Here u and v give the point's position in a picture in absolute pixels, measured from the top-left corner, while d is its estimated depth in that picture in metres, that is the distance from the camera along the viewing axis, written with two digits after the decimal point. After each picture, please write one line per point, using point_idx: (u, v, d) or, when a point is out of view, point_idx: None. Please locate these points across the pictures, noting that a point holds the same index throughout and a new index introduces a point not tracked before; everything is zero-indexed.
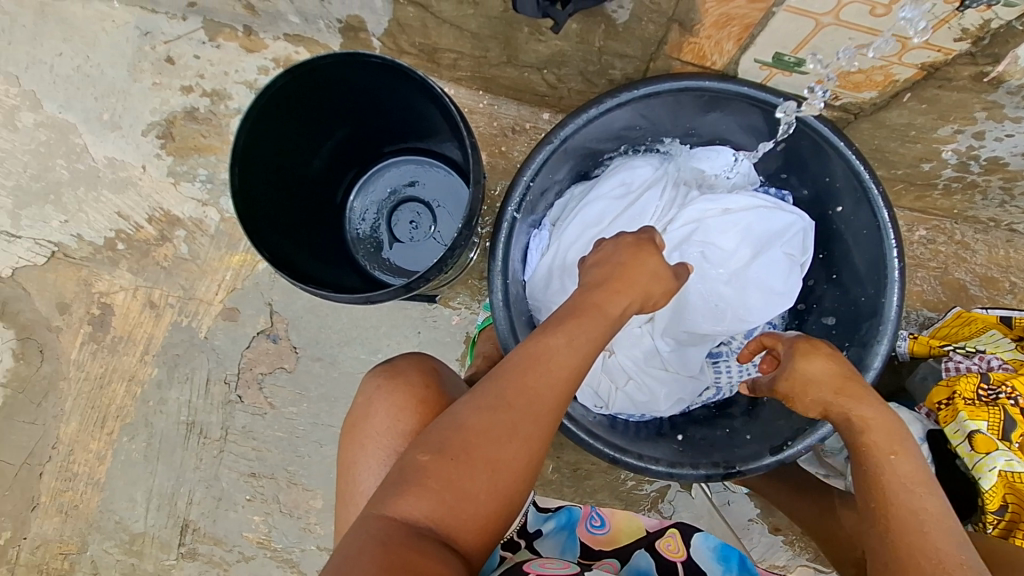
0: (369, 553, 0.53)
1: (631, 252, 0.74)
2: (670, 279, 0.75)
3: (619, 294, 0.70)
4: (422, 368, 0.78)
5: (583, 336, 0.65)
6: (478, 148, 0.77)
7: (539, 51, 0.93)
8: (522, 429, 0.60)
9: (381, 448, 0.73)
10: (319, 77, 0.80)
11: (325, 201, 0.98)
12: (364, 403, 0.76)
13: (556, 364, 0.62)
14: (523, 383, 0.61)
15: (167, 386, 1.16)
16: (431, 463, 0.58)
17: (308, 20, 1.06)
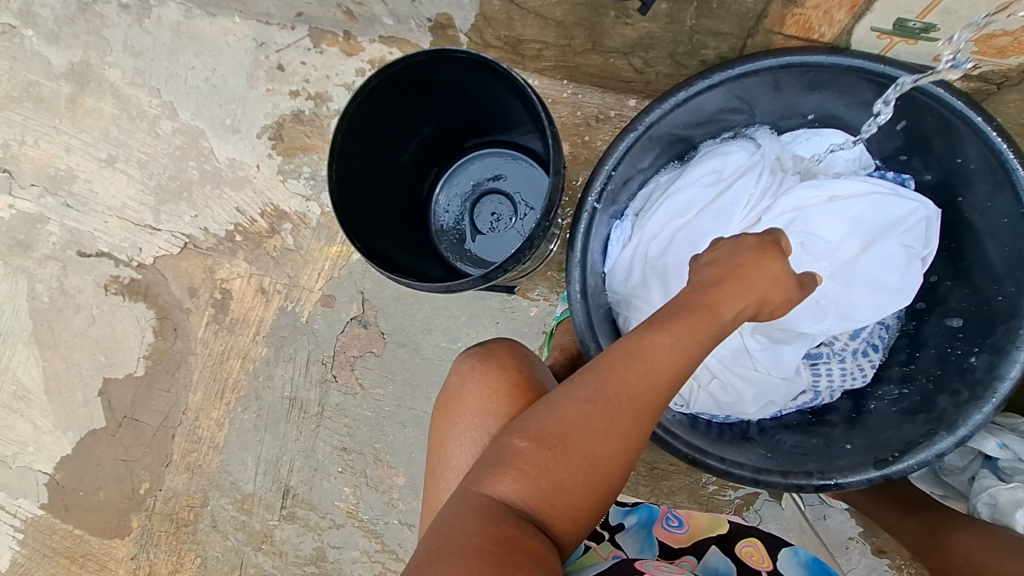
0: (472, 527, 0.56)
1: (753, 255, 0.69)
2: (793, 288, 0.69)
3: (737, 295, 0.65)
4: (516, 353, 0.78)
5: (691, 337, 0.61)
6: (558, 138, 0.77)
7: (626, 35, 0.90)
8: (621, 425, 0.59)
9: (472, 427, 0.73)
10: (409, 74, 0.83)
11: (414, 194, 1.02)
12: (458, 383, 0.77)
13: (658, 363, 0.60)
14: (624, 380, 0.60)
15: (273, 363, 1.28)
16: (530, 450, 0.59)
17: (401, 21, 1.12)
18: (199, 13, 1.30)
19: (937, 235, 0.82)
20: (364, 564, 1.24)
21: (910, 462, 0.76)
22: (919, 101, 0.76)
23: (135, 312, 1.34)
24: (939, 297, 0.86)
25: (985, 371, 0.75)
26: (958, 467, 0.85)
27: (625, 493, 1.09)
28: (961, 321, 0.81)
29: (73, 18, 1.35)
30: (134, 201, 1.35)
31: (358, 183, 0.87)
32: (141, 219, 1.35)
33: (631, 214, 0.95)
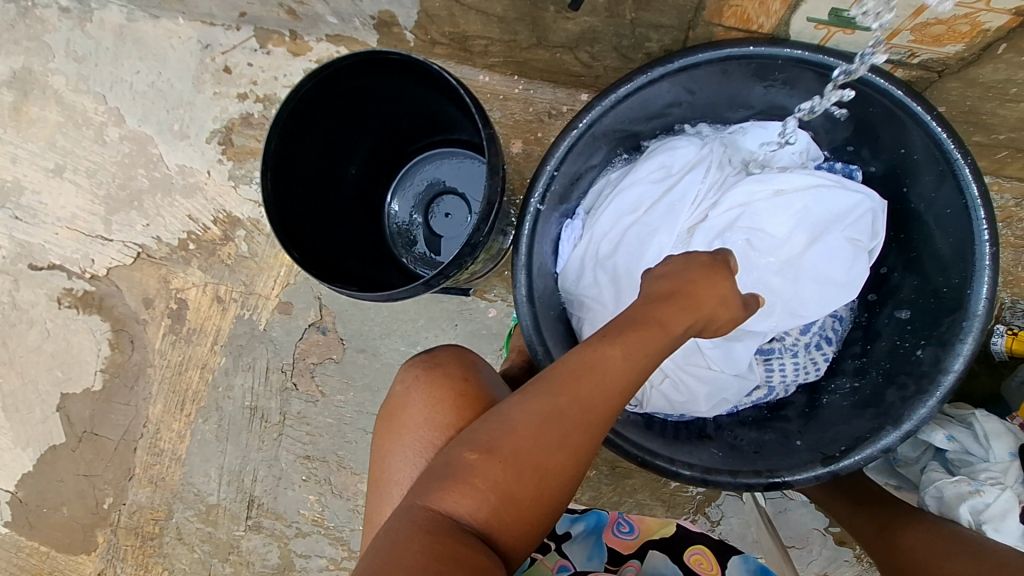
0: (415, 544, 0.52)
1: (703, 273, 0.66)
2: (737, 308, 0.67)
3: (686, 311, 0.62)
4: (462, 361, 0.75)
5: (645, 347, 0.59)
6: (494, 140, 0.74)
7: (568, 30, 0.88)
8: (572, 438, 0.56)
9: (417, 439, 0.70)
10: (343, 76, 0.79)
11: (364, 200, 0.99)
12: (403, 392, 0.74)
13: (613, 374, 0.58)
14: (578, 390, 0.57)
15: (232, 373, 1.26)
16: (478, 463, 0.55)
17: (344, 19, 1.08)
18: (141, 15, 1.26)
19: (884, 227, 0.82)
20: (332, 571, 1.24)
21: (856, 458, 0.75)
22: (862, 91, 0.74)
23: (89, 324, 1.31)
24: (891, 288, 0.84)
25: (931, 366, 0.75)
26: (910, 459, 0.84)
27: (588, 492, 1.09)
28: (910, 312, 0.80)
29: (12, 24, 1.30)
30: (84, 211, 1.31)
31: (296, 191, 0.84)
32: (92, 229, 1.31)
33: (582, 213, 0.92)
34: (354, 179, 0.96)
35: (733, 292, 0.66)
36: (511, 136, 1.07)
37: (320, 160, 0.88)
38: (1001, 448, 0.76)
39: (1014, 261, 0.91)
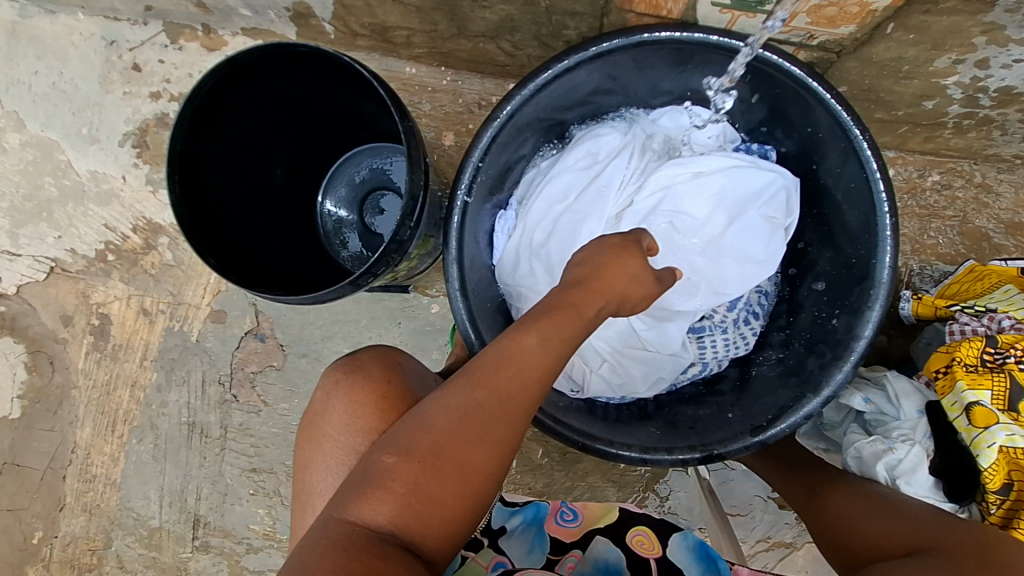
0: (331, 558, 0.51)
1: (614, 253, 0.66)
2: (651, 282, 0.68)
3: (597, 294, 0.63)
4: (383, 361, 0.73)
5: (559, 335, 0.59)
6: (413, 133, 0.72)
7: (487, 19, 0.87)
8: (491, 433, 0.56)
9: (339, 446, 0.69)
10: (249, 72, 0.76)
11: (291, 202, 0.95)
12: (323, 399, 0.72)
13: (529, 364, 0.58)
14: (493, 383, 0.57)
15: (166, 389, 1.20)
16: (396, 466, 0.55)
17: (258, 12, 1.03)
18: (36, 10, 1.16)
19: (798, 204, 0.86)
20: None
21: (782, 426, 0.78)
22: (769, 73, 0.76)
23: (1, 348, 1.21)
24: (810, 262, 0.88)
25: (843, 333, 0.78)
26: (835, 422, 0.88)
27: (541, 480, 1.10)
28: (824, 284, 0.84)
29: None
30: None
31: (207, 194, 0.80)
32: None
33: (513, 203, 0.92)
34: (277, 180, 0.93)
35: (648, 275, 0.67)
36: (442, 128, 1.06)
37: (235, 161, 0.84)
38: (910, 406, 0.78)
39: (920, 230, 0.96)
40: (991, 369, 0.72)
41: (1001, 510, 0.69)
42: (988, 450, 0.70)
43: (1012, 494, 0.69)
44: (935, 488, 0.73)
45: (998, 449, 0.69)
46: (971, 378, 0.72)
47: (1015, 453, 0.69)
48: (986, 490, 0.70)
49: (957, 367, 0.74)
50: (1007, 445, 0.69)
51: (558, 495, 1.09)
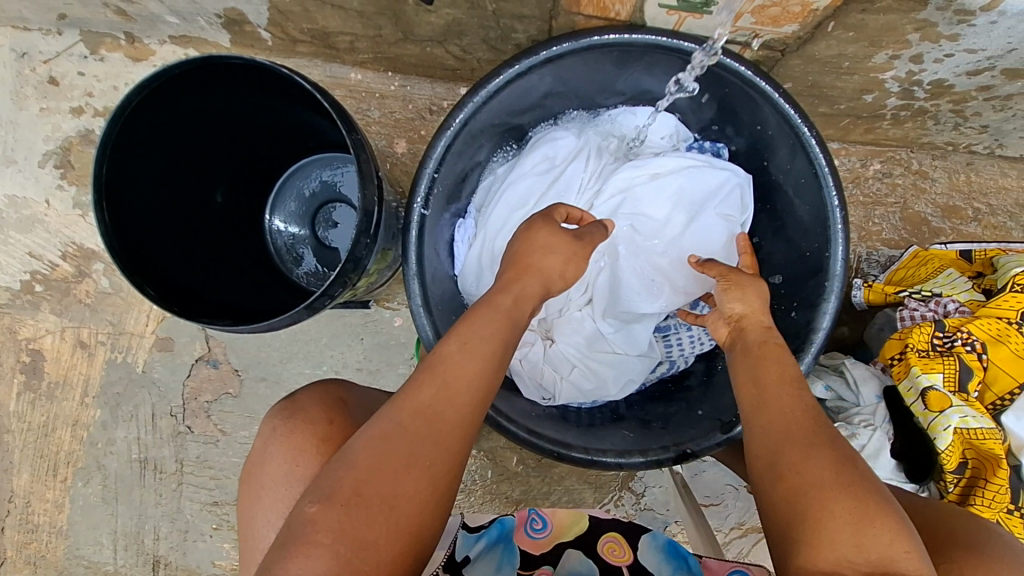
0: None
1: (525, 243, 0.69)
2: (571, 243, 0.69)
3: (515, 283, 0.66)
4: (324, 402, 0.69)
5: (478, 338, 0.60)
6: (363, 147, 0.68)
7: (432, 23, 0.84)
8: (421, 454, 0.53)
9: (279, 498, 0.64)
10: (180, 86, 0.70)
11: (234, 227, 0.89)
12: (260, 449, 0.68)
13: (455, 373, 0.57)
14: (420, 400, 0.55)
15: (112, 426, 1.12)
16: (322, 511, 0.49)
17: (186, 19, 0.96)
18: None
19: (752, 201, 0.87)
20: None
21: None
22: (716, 72, 0.76)
23: None
24: (765, 255, 0.88)
25: (802, 325, 0.79)
26: None
27: (517, 487, 1.09)
28: (780, 277, 0.85)
29: None
30: None
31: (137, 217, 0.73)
32: None
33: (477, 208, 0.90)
34: (215, 205, 0.87)
35: (581, 248, 0.70)
36: (393, 136, 1.03)
37: (166, 181, 0.78)
38: (868, 392, 0.77)
39: (865, 218, 1.00)
40: (940, 353, 0.72)
41: (958, 488, 0.72)
42: (944, 433, 0.70)
43: (966, 472, 0.71)
44: (897, 470, 0.73)
45: (953, 431, 0.70)
46: (924, 363, 0.72)
47: (968, 434, 0.70)
48: (944, 472, 0.71)
49: (910, 353, 0.73)
50: (960, 427, 0.70)
51: (536, 501, 1.09)
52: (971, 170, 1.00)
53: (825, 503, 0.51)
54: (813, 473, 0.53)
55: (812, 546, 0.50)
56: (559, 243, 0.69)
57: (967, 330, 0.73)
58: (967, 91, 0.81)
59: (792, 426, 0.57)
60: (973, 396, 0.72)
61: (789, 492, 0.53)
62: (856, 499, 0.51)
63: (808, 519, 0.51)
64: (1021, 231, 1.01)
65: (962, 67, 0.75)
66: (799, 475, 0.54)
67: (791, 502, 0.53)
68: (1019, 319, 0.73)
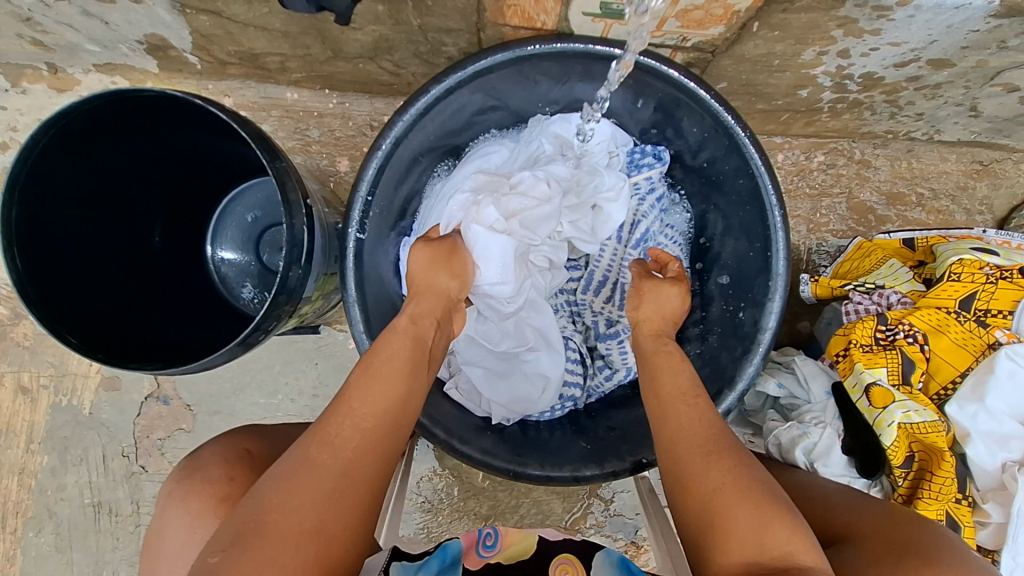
0: None
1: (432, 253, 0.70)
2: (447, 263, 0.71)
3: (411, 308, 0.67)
4: (223, 459, 0.65)
5: (382, 366, 0.59)
6: (286, 176, 0.66)
7: (360, 40, 0.81)
8: (332, 483, 0.51)
9: (177, 568, 0.62)
10: (109, 117, 0.66)
11: (172, 275, 0.86)
12: (159, 515, 0.65)
13: (362, 401, 0.56)
14: (327, 430, 0.55)
15: (62, 471, 1.07)
16: (225, 558, 0.47)
17: (107, 47, 0.92)
18: None
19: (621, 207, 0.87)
20: None
21: None
22: (644, 76, 0.75)
23: None
24: (714, 255, 0.86)
25: (751, 326, 0.77)
26: (758, 408, 0.85)
27: (485, 503, 1.07)
28: (728, 278, 0.83)
29: None
30: None
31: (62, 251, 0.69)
32: None
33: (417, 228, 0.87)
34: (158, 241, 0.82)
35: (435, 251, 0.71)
36: (335, 154, 1.01)
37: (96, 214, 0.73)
38: (817, 388, 0.78)
39: (812, 209, 1.01)
40: (883, 347, 0.74)
41: (907, 483, 0.72)
42: (890, 428, 0.71)
43: (913, 466, 0.72)
44: (849, 466, 0.74)
45: (898, 426, 0.70)
46: (868, 358, 0.73)
47: (913, 429, 0.70)
48: (892, 466, 0.72)
49: (854, 348, 0.74)
50: (904, 422, 0.70)
51: (505, 516, 1.08)
52: (912, 156, 1.01)
53: (727, 509, 0.55)
54: (720, 484, 0.57)
55: (721, 549, 0.54)
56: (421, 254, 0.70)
57: (909, 322, 0.74)
58: (897, 82, 0.81)
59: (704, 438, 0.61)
60: (916, 388, 0.73)
61: (697, 503, 0.57)
62: (749, 506, 0.55)
63: (717, 529, 0.55)
64: (963, 214, 1.03)
65: (890, 60, 0.75)
66: (702, 486, 0.58)
67: (706, 512, 0.57)
68: (957, 308, 0.74)
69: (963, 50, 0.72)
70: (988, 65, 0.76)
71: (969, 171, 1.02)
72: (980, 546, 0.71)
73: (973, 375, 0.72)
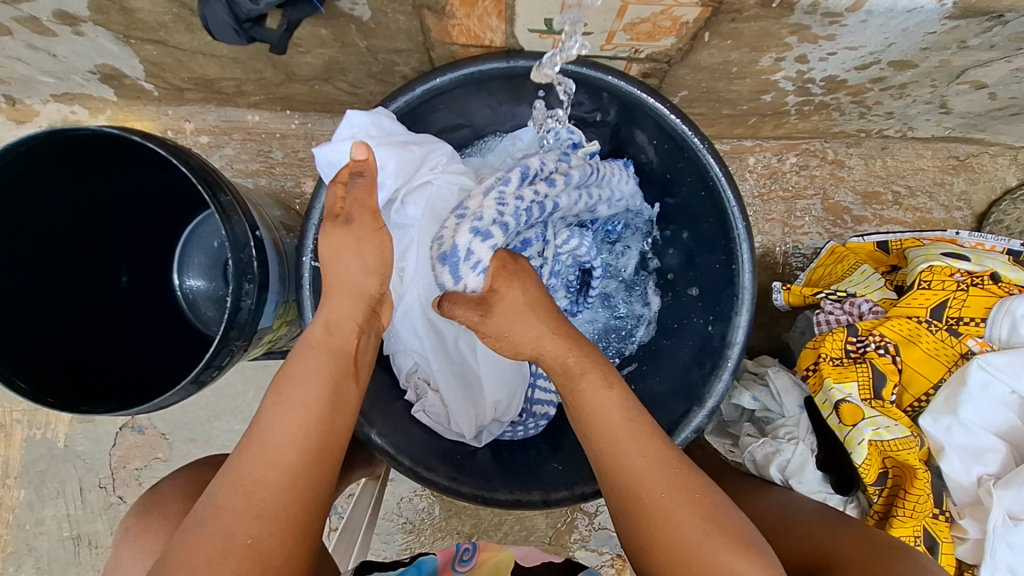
0: None
1: (343, 242, 0.60)
2: (363, 244, 0.60)
3: (323, 314, 0.60)
4: (184, 493, 0.66)
5: (291, 390, 0.55)
6: (228, 209, 0.64)
7: (311, 63, 0.80)
8: (242, 530, 0.49)
9: None
10: (52, 153, 0.64)
11: (151, 306, 0.84)
12: (114, 555, 0.65)
13: (272, 433, 0.53)
14: (239, 471, 0.52)
15: (39, 505, 1.06)
16: None
17: (60, 78, 0.90)
18: None
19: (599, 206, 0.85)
20: None
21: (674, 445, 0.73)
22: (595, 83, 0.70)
23: None
24: (682, 266, 0.83)
25: (718, 340, 0.75)
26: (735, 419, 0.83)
27: (468, 521, 1.06)
28: (697, 290, 0.80)
29: None
30: None
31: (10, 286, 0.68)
32: None
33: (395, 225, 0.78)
34: (124, 271, 0.81)
35: (353, 232, 0.60)
36: (299, 176, 1.00)
37: (54, 246, 0.72)
38: (791, 402, 0.77)
39: (787, 212, 0.99)
40: (853, 360, 0.73)
41: (882, 500, 0.72)
42: (860, 447, 0.70)
43: (888, 482, 0.71)
44: (823, 482, 0.73)
45: (868, 444, 0.70)
46: (838, 372, 0.73)
47: (884, 446, 0.70)
48: (866, 485, 0.71)
49: (823, 363, 0.74)
50: (875, 440, 0.70)
51: (488, 533, 1.06)
52: (887, 154, 0.99)
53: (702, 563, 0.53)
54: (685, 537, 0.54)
55: None
56: (342, 241, 0.60)
57: (879, 333, 0.73)
58: (861, 84, 0.79)
59: (651, 473, 0.56)
60: (888, 402, 0.72)
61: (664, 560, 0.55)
62: (730, 555, 0.53)
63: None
64: (942, 210, 1.01)
65: (850, 63, 0.73)
66: (667, 538, 0.55)
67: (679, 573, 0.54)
68: (928, 317, 0.74)
69: (924, 51, 0.70)
70: (952, 64, 0.74)
71: (946, 166, 1.00)
72: (960, 560, 0.71)
73: (946, 388, 0.71)
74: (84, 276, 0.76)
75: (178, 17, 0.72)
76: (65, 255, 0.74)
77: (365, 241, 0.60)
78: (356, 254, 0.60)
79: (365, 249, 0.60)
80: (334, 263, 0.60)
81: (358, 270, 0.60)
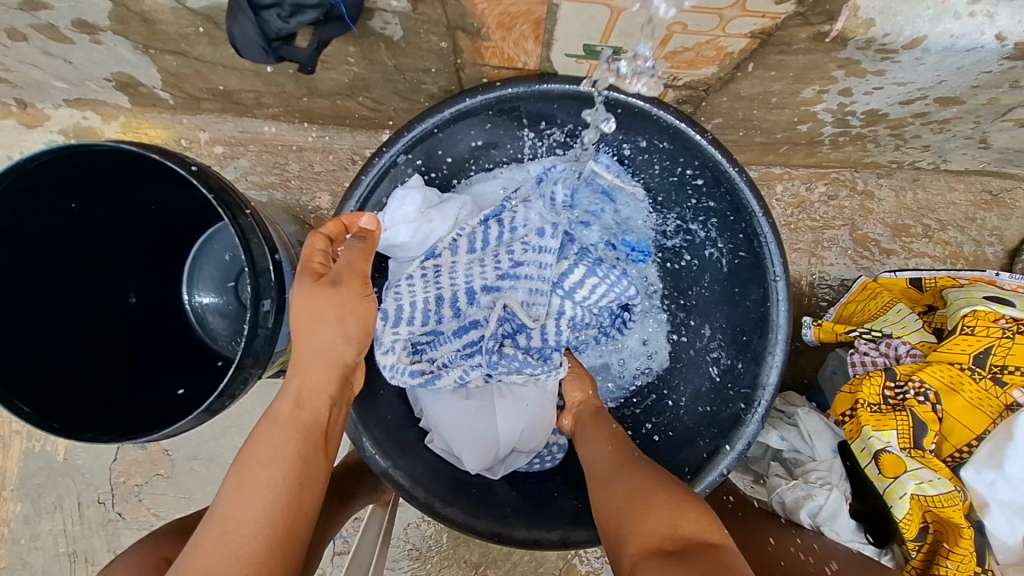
0: None
1: (319, 309, 0.57)
2: (348, 313, 0.57)
3: (292, 386, 0.56)
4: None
5: (257, 471, 0.51)
6: (246, 230, 0.61)
7: (335, 78, 0.77)
8: None
9: None
10: (63, 168, 0.62)
11: (159, 325, 0.81)
12: None
13: (232, 521, 0.49)
14: (198, 566, 0.47)
15: (36, 519, 1.03)
16: None
17: (75, 84, 0.87)
18: None
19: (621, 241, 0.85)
20: None
21: (703, 486, 0.70)
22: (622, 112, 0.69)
23: None
24: (710, 301, 0.80)
25: (749, 377, 0.72)
26: (761, 458, 0.81)
27: (476, 550, 1.03)
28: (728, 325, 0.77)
29: None
30: None
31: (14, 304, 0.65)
32: None
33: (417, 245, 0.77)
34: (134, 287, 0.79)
35: (340, 297, 0.57)
36: (314, 189, 0.96)
37: (65, 263, 0.70)
38: (823, 445, 0.74)
39: (814, 242, 0.96)
40: (893, 408, 0.71)
41: (921, 555, 0.69)
42: (901, 500, 0.67)
43: (928, 538, 0.69)
44: (857, 531, 0.70)
45: (910, 498, 0.67)
46: (877, 420, 0.70)
47: (927, 501, 0.66)
48: (906, 540, 0.68)
49: (861, 409, 0.71)
50: (918, 494, 0.66)
51: (496, 563, 1.03)
52: (918, 187, 0.97)
53: (650, 497, 0.54)
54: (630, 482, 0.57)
55: (637, 532, 0.51)
56: (326, 305, 0.57)
57: (919, 379, 0.71)
58: (903, 118, 0.77)
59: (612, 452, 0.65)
60: (930, 451, 0.70)
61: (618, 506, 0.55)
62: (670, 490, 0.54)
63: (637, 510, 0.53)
64: (973, 245, 0.98)
65: (894, 98, 0.70)
66: (616, 488, 0.58)
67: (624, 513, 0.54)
68: (971, 364, 0.71)
69: (974, 89, 0.68)
70: (999, 102, 0.72)
71: (978, 201, 0.97)
72: None
73: (990, 440, 0.69)
74: (93, 295, 0.73)
75: (201, 30, 0.69)
76: (75, 272, 0.71)
77: (349, 312, 0.57)
78: (340, 323, 0.57)
79: (347, 318, 0.58)
80: (311, 332, 0.57)
81: (337, 341, 0.58)
